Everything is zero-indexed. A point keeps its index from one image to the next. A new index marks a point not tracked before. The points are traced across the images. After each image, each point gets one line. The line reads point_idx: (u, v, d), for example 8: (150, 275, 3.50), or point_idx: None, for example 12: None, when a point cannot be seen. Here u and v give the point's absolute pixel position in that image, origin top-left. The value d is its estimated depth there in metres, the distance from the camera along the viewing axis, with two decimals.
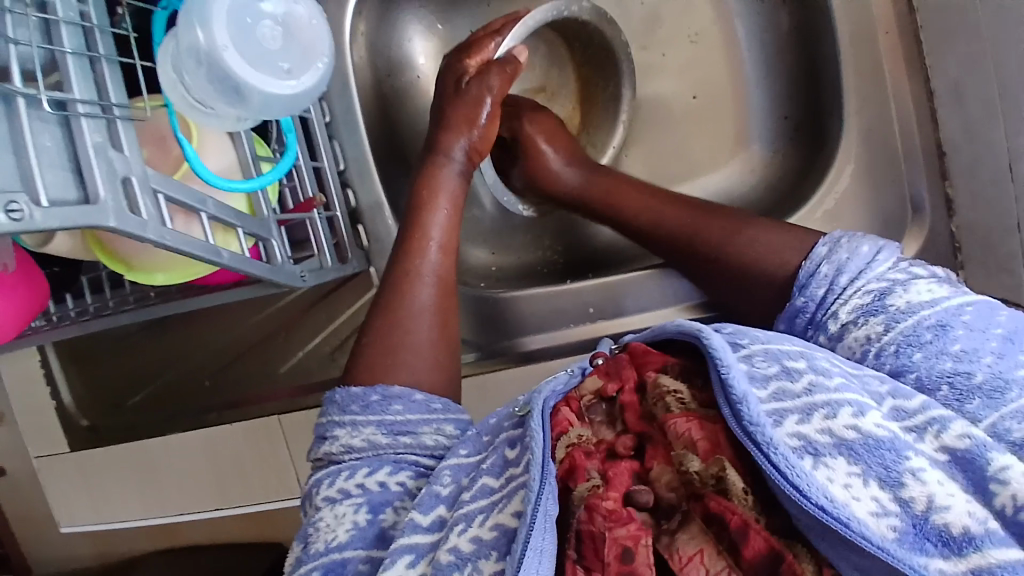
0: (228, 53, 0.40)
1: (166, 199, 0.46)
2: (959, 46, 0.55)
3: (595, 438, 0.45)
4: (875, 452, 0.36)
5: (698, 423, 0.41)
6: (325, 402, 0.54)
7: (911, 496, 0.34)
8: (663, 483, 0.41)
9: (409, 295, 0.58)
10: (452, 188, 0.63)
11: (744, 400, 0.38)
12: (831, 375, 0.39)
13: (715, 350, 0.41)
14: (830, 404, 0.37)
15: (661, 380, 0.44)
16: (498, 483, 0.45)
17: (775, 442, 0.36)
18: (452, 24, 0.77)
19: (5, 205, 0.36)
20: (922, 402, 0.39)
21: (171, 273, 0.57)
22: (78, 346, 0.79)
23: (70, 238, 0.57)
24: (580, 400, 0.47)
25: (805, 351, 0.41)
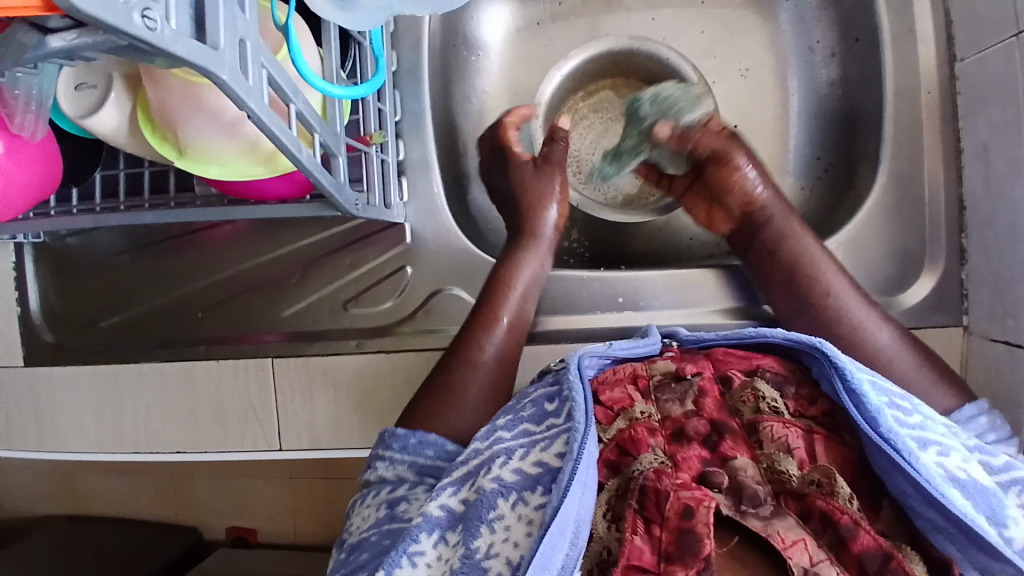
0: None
1: (268, 79, 0.44)
2: (991, 112, 0.62)
3: (662, 414, 0.48)
4: (983, 494, 0.40)
5: (795, 429, 0.45)
6: (378, 439, 0.56)
7: (1015, 534, 0.39)
8: (749, 474, 0.43)
9: (475, 351, 0.62)
10: (528, 282, 0.67)
11: (877, 412, 0.42)
12: (934, 422, 0.45)
13: (837, 359, 0.45)
14: (940, 443, 0.42)
15: (752, 382, 0.48)
16: (537, 428, 0.48)
17: (913, 455, 0.40)
18: (522, 12, 0.78)
19: (143, 10, 0.32)
20: (1006, 462, 0.44)
21: (226, 169, 0.53)
22: (65, 255, 0.76)
23: (119, 115, 0.54)
24: (648, 379, 0.51)
25: (905, 395, 0.46)
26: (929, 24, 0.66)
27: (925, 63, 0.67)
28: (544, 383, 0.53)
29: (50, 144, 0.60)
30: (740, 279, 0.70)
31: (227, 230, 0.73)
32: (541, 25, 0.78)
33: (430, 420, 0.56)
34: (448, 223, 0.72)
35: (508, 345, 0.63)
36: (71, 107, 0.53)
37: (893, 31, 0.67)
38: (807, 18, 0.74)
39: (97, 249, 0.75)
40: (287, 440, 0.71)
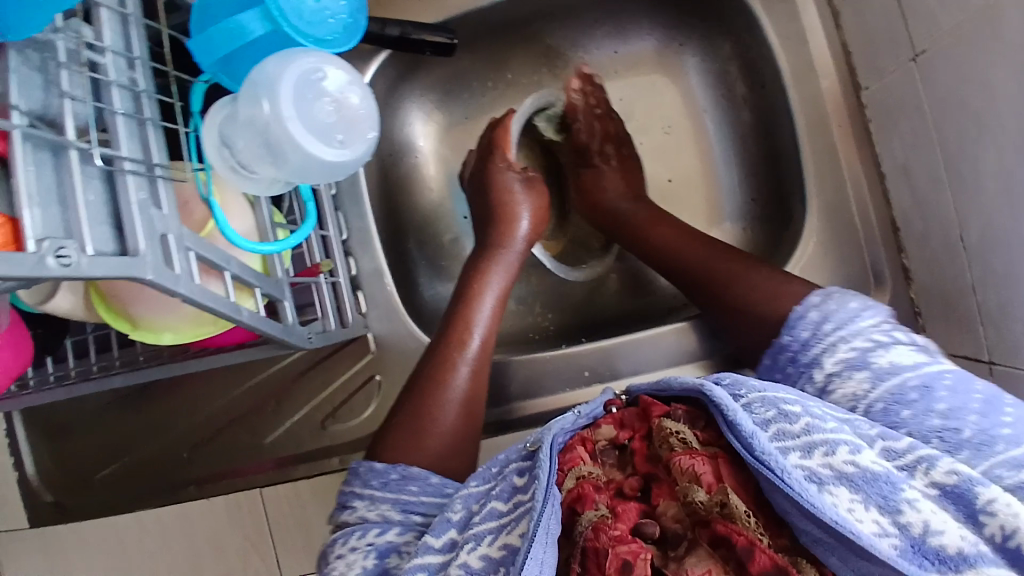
0: (294, 125, 0.43)
1: (197, 257, 0.47)
2: (904, 136, 0.64)
3: (605, 476, 0.49)
4: (874, 484, 0.41)
5: (702, 457, 0.45)
6: (349, 471, 0.56)
7: (909, 520, 0.40)
8: (669, 517, 0.45)
9: (446, 383, 0.61)
10: (511, 262, 0.70)
11: (753, 435, 0.43)
12: (826, 418, 0.44)
13: (719, 398, 0.45)
14: (828, 443, 0.42)
15: (664, 423, 0.48)
16: (505, 507, 0.48)
17: (788, 470, 0.41)
18: (449, 109, 0.82)
19: (56, 251, 0.36)
20: (909, 442, 0.44)
21: (178, 333, 0.56)
22: (50, 418, 0.77)
23: (73, 296, 0.57)
24: (593, 443, 0.51)
25: (798, 397, 0.46)
26: (829, 59, 0.68)
27: (832, 96, 0.69)
28: (518, 450, 0.52)
29: (15, 326, 0.60)
30: (697, 332, 0.72)
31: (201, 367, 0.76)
32: (470, 118, 0.82)
33: (396, 456, 0.56)
34: (409, 327, 0.74)
35: (470, 393, 0.62)
36: (31, 296, 0.56)
37: (794, 71, 0.69)
38: (716, 69, 0.77)
39: (81, 406, 0.77)
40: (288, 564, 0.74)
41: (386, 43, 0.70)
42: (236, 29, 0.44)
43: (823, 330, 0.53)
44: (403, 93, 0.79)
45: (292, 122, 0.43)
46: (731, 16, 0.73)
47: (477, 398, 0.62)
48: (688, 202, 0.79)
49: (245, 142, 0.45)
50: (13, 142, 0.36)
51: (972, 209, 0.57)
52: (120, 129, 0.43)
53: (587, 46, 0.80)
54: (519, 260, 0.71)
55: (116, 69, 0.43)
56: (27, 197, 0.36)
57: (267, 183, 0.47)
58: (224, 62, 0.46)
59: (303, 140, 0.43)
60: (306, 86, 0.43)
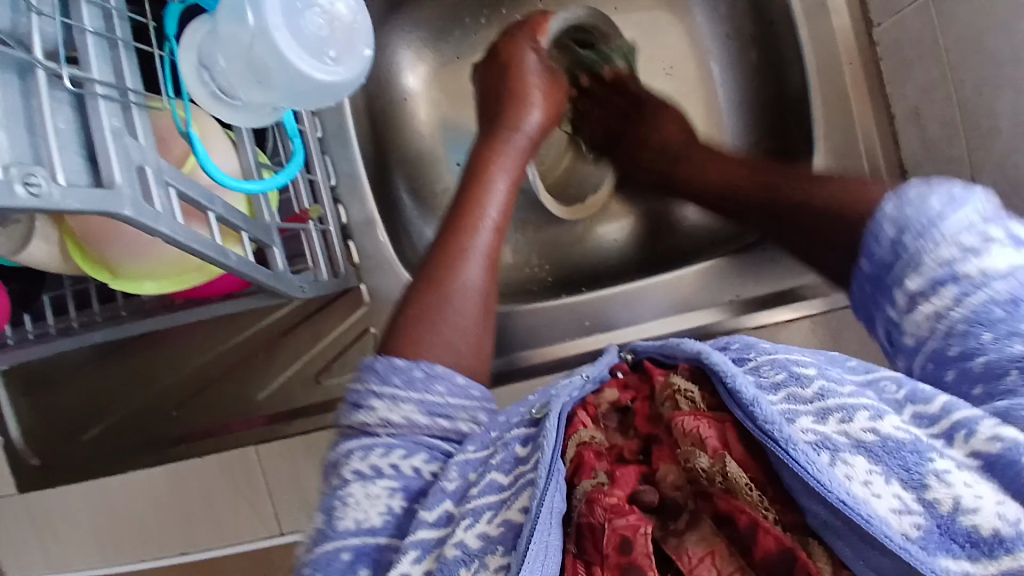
0: (280, 35, 0.39)
1: (178, 194, 0.44)
2: (917, 74, 0.61)
3: (607, 442, 0.46)
4: (896, 454, 0.35)
5: (707, 420, 0.41)
6: (362, 367, 0.51)
7: (936, 496, 0.34)
8: (668, 482, 0.41)
9: (457, 272, 0.56)
10: (520, 150, 0.63)
11: (755, 402, 0.39)
12: (844, 383, 0.40)
13: (718, 364, 0.42)
14: (844, 408, 0.38)
15: (671, 379, 0.45)
16: (506, 480, 0.43)
17: (793, 440, 0.37)
18: (442, 50, 0.78)
19: (22, 177, 0.32)
20: (944, 405, 0.37)
21: (161, 281, 0.53)
22: (31, 378, 0.74)
23: (47, 245, 0.53)
24: (597, 407, 0.48)
25: (813, 362, 0.43)
26: None
27: (844, 33, 0.66)
28: (522, 416, 0.47)
29: None
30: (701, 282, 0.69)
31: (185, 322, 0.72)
32: (461, 60, 0.78)
33: (413, 354, 0.51)
34: (403, 279, 0.71)
35: (486, 284, 0.56)
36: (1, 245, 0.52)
37: (804, 8, 0.66)
38: (720, 8, 0.74)
39: (62, 364, 0.74)
40: (284, 523, 0.72)
41: None
42: None
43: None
44: (391, 33, 0.74)
45: (278, 33, 0.39)
46: None
47: (491, 293, 0.57)
48: None
49: (228, 60, 0.41)
50: None
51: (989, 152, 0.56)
52: (91, 50, 0.39)
53: None
54: (529, 147, 0.64)
55: None
56: None
57: (254, 109, 0.43)
58: None
59: (291, 53, 0.39)
60: None
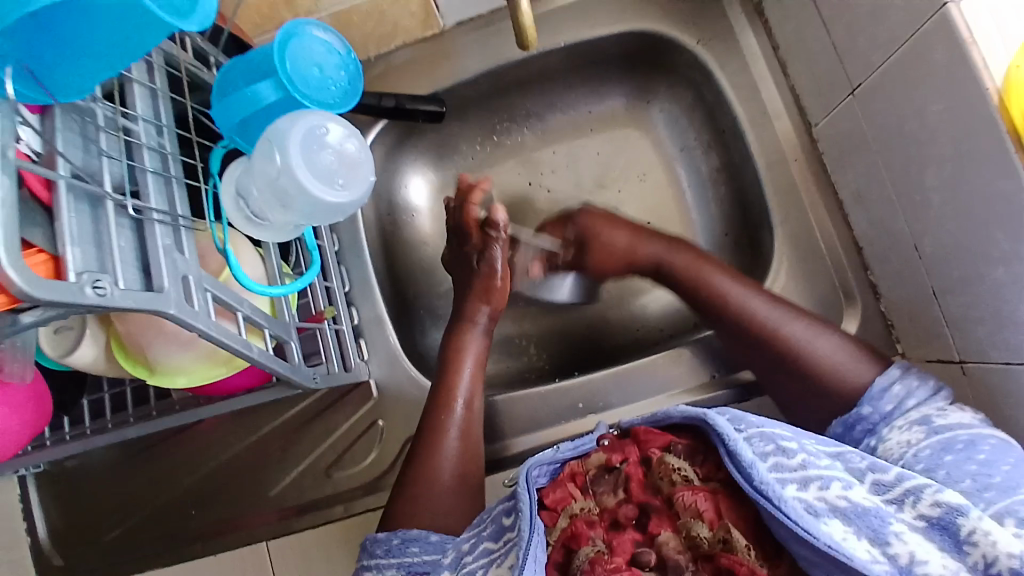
0: (300, 171, 0.48)
1: (215, 298, 0.51)
2: (853, 164, 0.69)
3: (598, 507, 0.51)
4: (863, 517, 0.45)
5: (703, 494, 0.48)
6: (361, 548, 0.61)
7: (898, 551, 0.44)
8: (671, 546, 0.47)
9: (438, 443, 0.67)
10: (477, 347, 0.73)
11: (752, 465, 0.45)
12: (819, 455, 0.49)
13: (721, 428, 0.48)
14: (822, 478, 0.47)
15: (666, 458, 0.51)
16: (496, 546, 0.51)
17: (784, 498, 0.44)
18: (441, 169, 0.89)
19: (93, 282, 0.40)
20: (896, 475, 0.49)
21: (192, 376, 0.59)
22: (65, 478, 0.79)
23: (95, 348, 0.61)
24: (584, 474, 0.54)
25: (793, 435, 0.50)
26: (780, 104, 0.76)
27: (787, 135, 0.75)
28: (507, 495, 0.55)
29: (40, 384, 0.64)
30: (683, 362, 0.74)
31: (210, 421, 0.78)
32: (461, 179, 0.89)
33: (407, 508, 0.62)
34: (409, 372, 0.77)
35: (463, 449, 0.67)
36: (53, 348, 0.60)
37: (750, 115, 0.77)
38: (681, 121, 0.85)
39: (93, 464, 0.80)
40: None
41: (381, 113, 0.77)
42: (254, 97, 0.49)
43: (905, 402, 0.58)
44: (399, 158, 0.86)
45: (297, 164, 0.48)
46: (689, 73, 0.81)
47: (472, 452, 0.68)
48: None
49: (259, 189, 0.50)
50: (57, 190, 0.40)
51: (920, 222, 0.62)
52: (150, 184, 0.48)
53: (564, 107, 0.88)
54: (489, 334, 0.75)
55: (147, 134, 0.49)
56: (69, 238, 0.40)
57: (281, 228, 0.52)
58: (241, 126, 0.51)
59: (307, 181, 0.48)
60: (309, 133, 0.49)
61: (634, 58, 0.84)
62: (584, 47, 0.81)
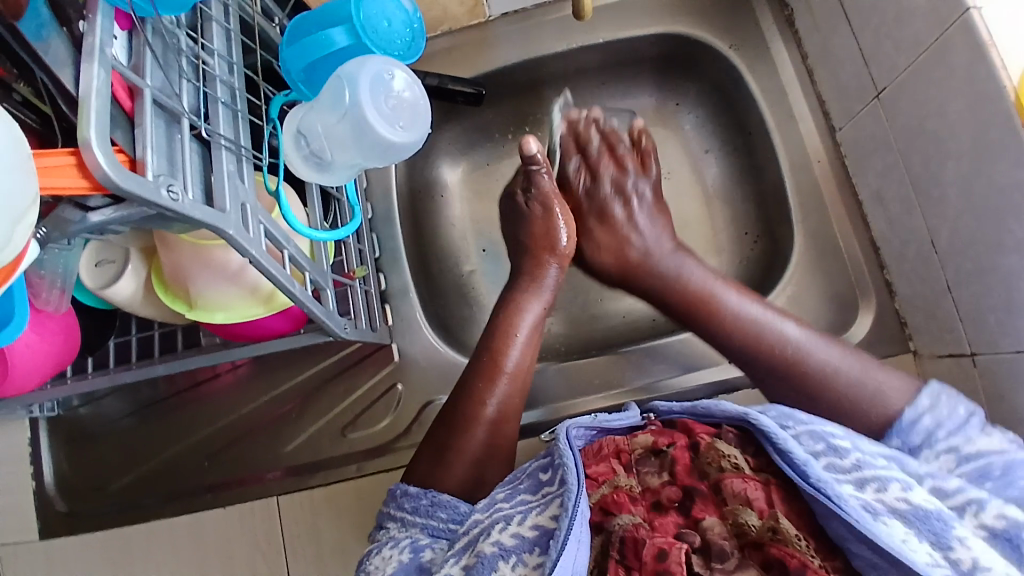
0: (366, 110, 0.50)
1: (266, 232, 0.53)
2: (875, 166, 0.72)
3: (641, 485, 0.51)
4: (926, 521, 0.44)
5: (755, 483, 0.48)
6: (387, 495, 0.58)
7: (960, 556, 0.42)
8: (715, 531, 0.46)
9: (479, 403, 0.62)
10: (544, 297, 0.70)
11: (806, 463, 0.45)
12: (876, 456, 0.48)
13: (767, 428, 0.48)
14: (879, 478, 0.46)
15: (717, 444, 0.50)
16: (533, 496, 0.50)
17: (843, 497, 0.44)
18: (474, 154, 0.91)
19: (167, 187, 0.42)
20: (959, 483, 0.47)
21: (230, 314, 0.61)
22: (77, 426, 0.79)
23: (135, 282, 0.62)
24: (630, 453, 0.54)
25: (846, 433, 0.49)
26: (806, 109, 0.79)
27: (811, 139, 0.79)
28: (541, 455, 0.55)
29: (71, 318, 0.65)
30: (700, 347, 0.76)
31: (229, 377, 0.79)
32: (491, 164, 0.91)
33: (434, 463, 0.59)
34: (431, 340, 0.78)
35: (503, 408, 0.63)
36: (91, 281, 0.61)
37: (777, 118, 0.80)
38: (707, 123, 0.89)
39: (105, 412, 0.79)
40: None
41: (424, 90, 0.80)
42: (324, 39, 0.52)
43: (935, 434, 0.54)
44: (435, 138, 0.88)
45: (358, 95, 0.50)
46: (719, 77, 0.85)
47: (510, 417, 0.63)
48: (687, 238, 0.87)
49: (322, 126, 0.52)
50: (142, 98, 0.42)
51: (937, 218, 0.64)
52: (220, 113, 0.50)
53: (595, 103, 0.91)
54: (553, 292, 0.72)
55: (220, 67, 0.51)
56: (148, 143, 0.42)
57: (337, 169, 0.53)
58: (306, 72, 0.54)
59: (367, 112, 0.51)
60: (372, 70, 0.52)
61: (667, 61, 0.87)
62: (621, 45, 0.85)
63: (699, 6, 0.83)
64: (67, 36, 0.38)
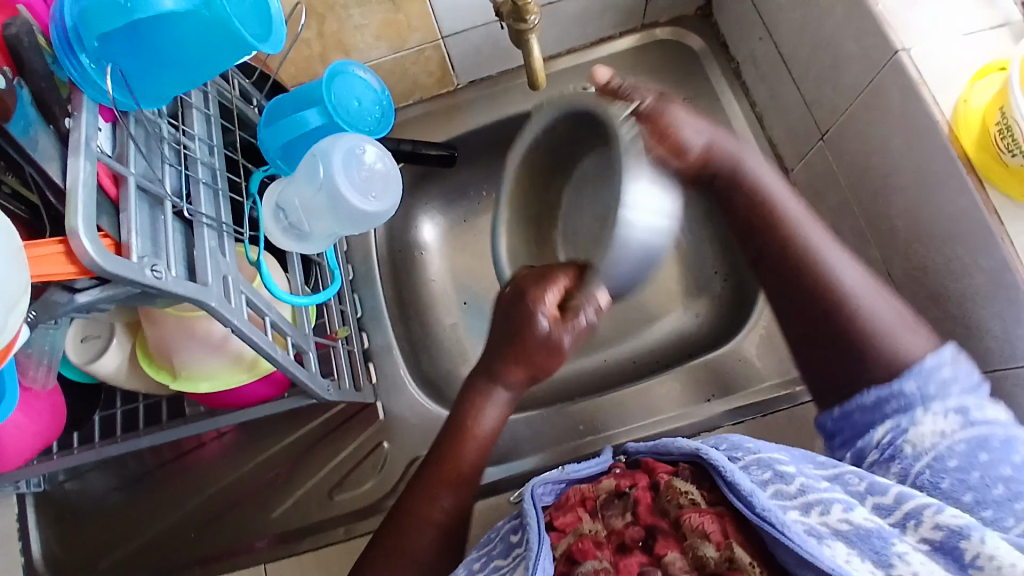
0: (342, 186, 0.54)
1: (247, 302, 0.55)
2: (828, 203, 0.76)
3: (607, 529, 0.52)
4: (867, 539, 0.45)
5: (709, 516, 0.49)
6: None
7: (901, 573, 0.43)
8: (677, 566, 0.47)
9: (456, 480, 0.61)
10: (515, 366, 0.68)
11: (752, 493, 0.47)
12: (818, 479, 0.50)
13: (716, 460, 0.50)
14: (823, 501, 0.48)
15: (673, 481, 0.53)
16: (506, 560, 0.52)
17: (788, 524, 0.45)
18: (451, 212, 0.93)
19: (151, 267, 0.44)
20: (895, 495, 0.48)
21: (215, 383, 0.62)
22: (61, 503, 0.78)
23: (120, 355, 0.63)
24: (595, 499, 0.55)
25: (790, 459, 0.53)
26: (760, 153, 0.84)
27: None
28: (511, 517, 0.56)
29: (58, 394, 0.65)
30: (677, 387, 0.78)
31: (215, 446, 0.80)
32: (468, 221, 0.93)
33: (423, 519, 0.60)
34: (415, 396, 0.80)
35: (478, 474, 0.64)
36: (77, 356, 0.62)
37: None
38: None
39: (92, 488, 0.79)
40: None
41: (398, 156, 0.83)
42: (300, 121, 0.56)
43: (950, 386, 0.53)
44: (415, 198, 0.91)
45: (335, 172, 0.53)
46: None
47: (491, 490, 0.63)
48: (661, 281, 0.89)
49: (299, 200, 0.55)
50: (127, 185, 0.45)
51: (889, 249, 0.68)
52: (201, 192, 0.52)
53: None
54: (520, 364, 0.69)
55: (200, 149, 0.54)
56: (133, 228, 0.44)
57: (317, 238, 0.57)
58: (284, 150, 0.58)
59: (344, 187, 0.54)
60: (346, 146, 0.55)
61: None
62: None
63: (654, 64, 0.88)
64: (54, 132, 0.42)
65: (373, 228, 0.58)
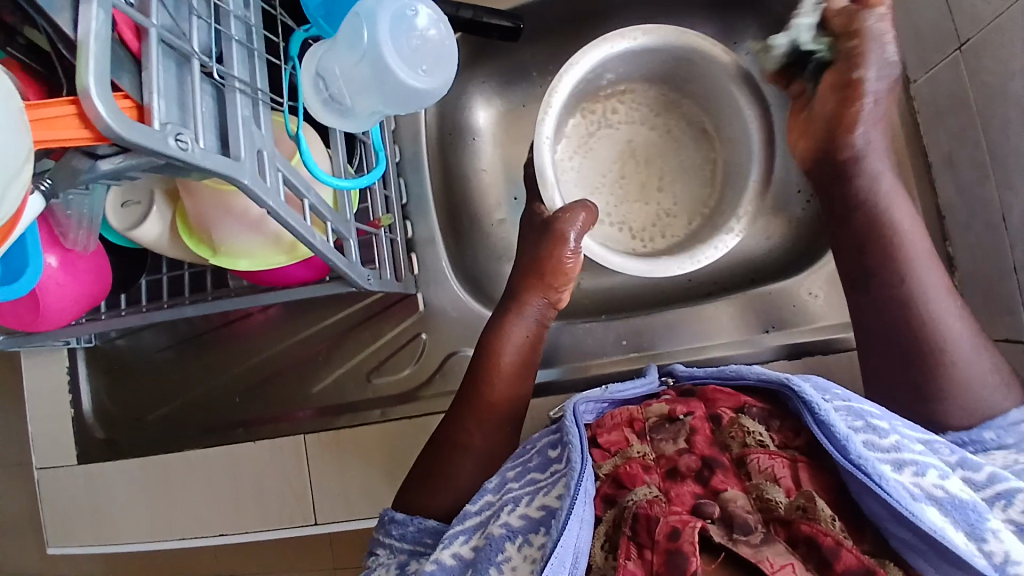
0: (388, 57, 0.48)
1: (285, 181, 0.50)
2: (948, 124, 0.65)
3: (656, 454, 0.48)
4: (961, 510, 0.40)
5: (782, 460, 0.45)
6: (380, 519, 0.58)
7: (993, 548, 0.39)
8: (739, 505, 0.42)
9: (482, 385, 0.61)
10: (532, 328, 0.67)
11: (847, 438, 0.43)
12: (914, 440, 0.45)
13: (809, 397, 0.46)
14: (918, 463, 0.43)
15: (742, 420, 0.48)
16: (542, 475, 0.50)
17: (885, 477, 0.41)
18: (510, 95, 0.84)
19: (176, 136, 0.39)
20: (988, 474, 0.45)
21: (253, 260, 0.60)
22: (115, 360, 0.82)
23: (160, 224, 0.61)
24: (644, 421, 0.51)
25: (883, 413, 0.47)
26: None
27: None
28: (550, 432, 0.54)
29: (102, 256, 0.65)
30: (740, 309, 0.73)
31: (261, 318, 0.79)
32: (526, 106, 0.84)
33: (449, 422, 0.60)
34: (458, 291, 0.77)
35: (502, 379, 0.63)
36: (119, 221, 0.61)
37: None
38: None
39: (142, 347, 0.82)
40: (322, 514, 0.74)
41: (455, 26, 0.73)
42: None
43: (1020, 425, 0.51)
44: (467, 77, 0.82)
45: (383, 38, 0.47)
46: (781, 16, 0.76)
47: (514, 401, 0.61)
48: None
49: (339, 68, 0.49)
50: (148, 38, 0.39)
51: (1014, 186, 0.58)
52: (233, 52, 0.47)
53: None
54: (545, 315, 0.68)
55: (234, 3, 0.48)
56: (156, 89, 0.39)
57: (358, 115, 0.51)
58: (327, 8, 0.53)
59: (392, 55, 0.48)
60: (393, 10, 0.49)
61: None
62: None
63: None
64: None
65: (420, 109, 0.52)
